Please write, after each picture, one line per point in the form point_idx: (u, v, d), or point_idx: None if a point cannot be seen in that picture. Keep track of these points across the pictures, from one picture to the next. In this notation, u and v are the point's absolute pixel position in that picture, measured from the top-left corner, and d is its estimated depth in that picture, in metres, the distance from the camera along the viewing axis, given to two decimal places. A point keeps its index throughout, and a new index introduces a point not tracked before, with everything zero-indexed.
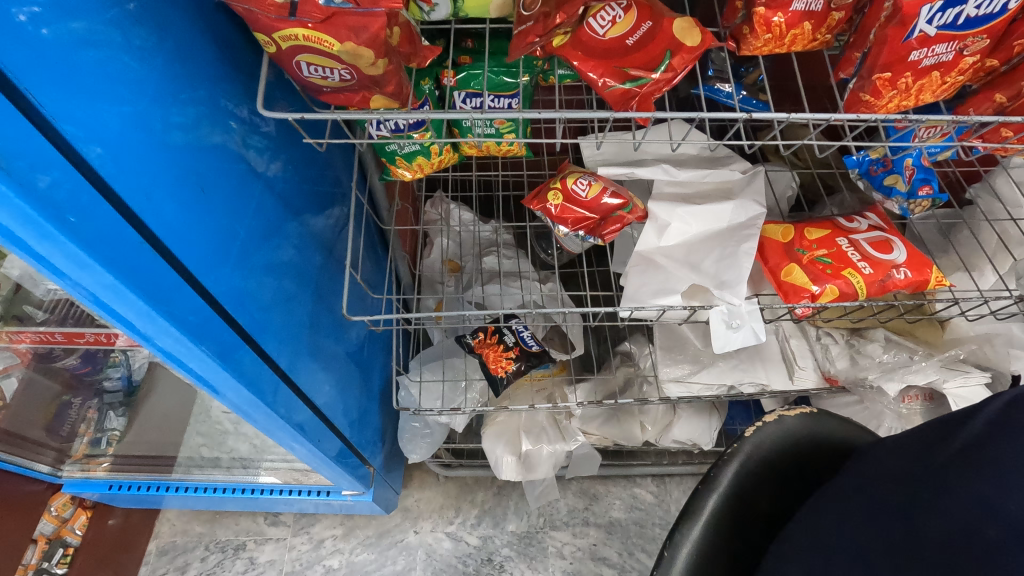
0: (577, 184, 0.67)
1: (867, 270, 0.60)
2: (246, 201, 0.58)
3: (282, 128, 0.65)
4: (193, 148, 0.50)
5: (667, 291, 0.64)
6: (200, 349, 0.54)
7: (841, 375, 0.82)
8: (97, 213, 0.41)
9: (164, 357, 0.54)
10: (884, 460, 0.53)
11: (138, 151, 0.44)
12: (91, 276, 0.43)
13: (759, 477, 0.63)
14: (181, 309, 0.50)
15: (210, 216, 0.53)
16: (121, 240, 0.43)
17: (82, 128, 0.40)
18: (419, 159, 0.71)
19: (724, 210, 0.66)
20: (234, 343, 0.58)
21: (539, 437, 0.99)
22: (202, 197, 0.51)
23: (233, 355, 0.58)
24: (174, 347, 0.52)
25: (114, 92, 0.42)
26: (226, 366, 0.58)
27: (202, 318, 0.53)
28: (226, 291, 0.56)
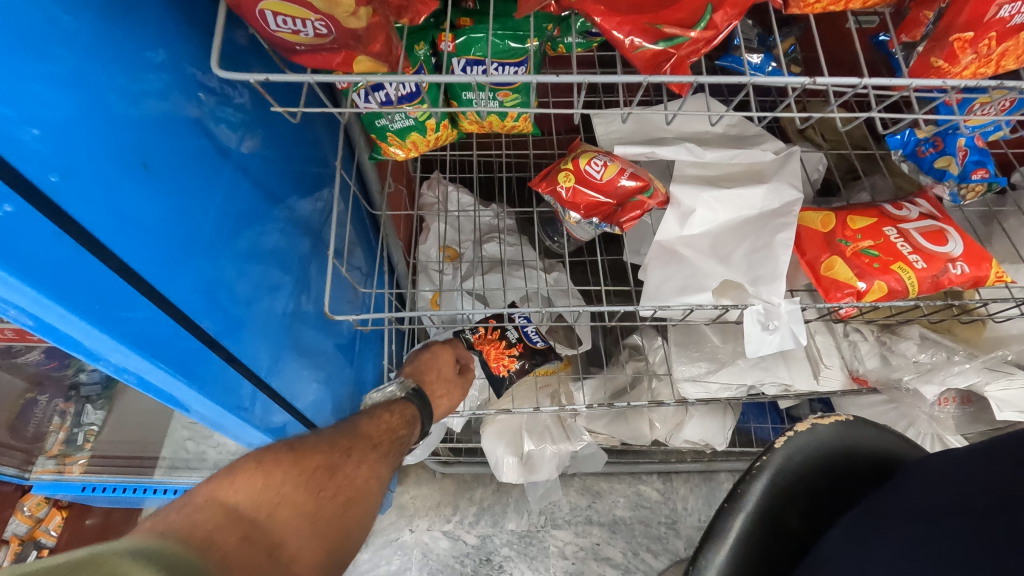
0: (591, 164, 0.59)
1: (919, 265, 0.53)
2: (215, 188, 0.51)
3: (257, 99, 0.58)
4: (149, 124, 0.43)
5: (695, 287, 0.56)
6: (158, 364, 0.47)
7: (871, 376, 0.76)
8: (20, 211, 0.34)
9: (120, 374, 0.48)
10: (949, 492, 0.49)
11: (81, 132, 0.37)
12: (9, 289, 0.36)
13: (791, 492, 0.57)
14: (130, 321, 0.43)
15: (170, 208, 0.45)
16: (49, 244, 0.36)
17: (7, 107, 0.32)
18: (413, 135, 0.63)
19: (754, 195, 0.59)
20: (200, 353, 0.51)
21: (542, 437, 0.93)
22: (160, 185, 0.44)
23: (198, 367, 0.51)
24: (126, 362, 0.46)
25: (49, 63, 0.34)
26: (190, 380, 0.51)
27: (157, 330, 0.46)
28: (197, 296, 0.49)
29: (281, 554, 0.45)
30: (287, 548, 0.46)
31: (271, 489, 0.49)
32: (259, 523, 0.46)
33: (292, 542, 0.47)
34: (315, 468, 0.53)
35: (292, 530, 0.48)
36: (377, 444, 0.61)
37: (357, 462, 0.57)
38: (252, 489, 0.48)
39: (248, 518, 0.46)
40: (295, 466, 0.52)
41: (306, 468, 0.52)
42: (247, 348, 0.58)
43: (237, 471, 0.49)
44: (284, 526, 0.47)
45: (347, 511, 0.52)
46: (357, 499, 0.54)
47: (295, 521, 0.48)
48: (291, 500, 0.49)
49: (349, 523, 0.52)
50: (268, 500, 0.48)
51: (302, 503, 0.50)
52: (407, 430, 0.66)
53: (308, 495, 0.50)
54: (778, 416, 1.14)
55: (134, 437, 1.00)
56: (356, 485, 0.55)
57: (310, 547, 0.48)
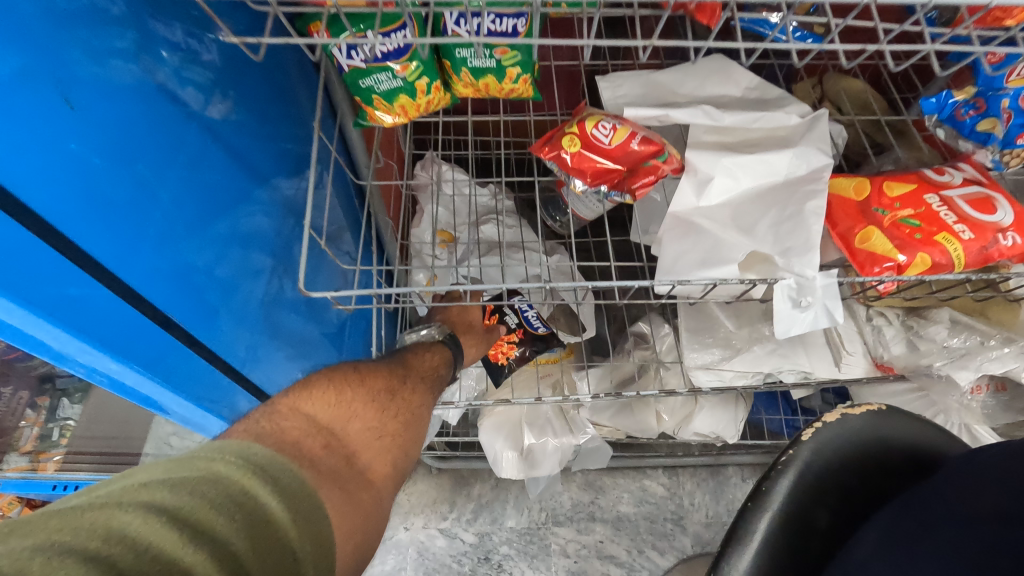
0: (598, 128, 0.53)
1: (966, 236, 0.48)
2: (191, 165, 0.46)
3: (230, 53, 0.50)
4: (106, 88, 0.36)
5: (717, 261, 0.50)
6: (116, 356, 0.42)
7: (897, 363, 0.71)
8: None
9: (90, 373, 0.45)
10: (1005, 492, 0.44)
11: (26, 105, 0.31)
12: None
13: (820, 489, 0.51)
14: (79, 309, 0.38)
15: (134, 185, 0.39)
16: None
17: None
18: (401, 98, 0.57)
19: (780, 160, 0.53)
20: (171, 346, 0.47)
21: (543, 430, 0.88)
22: (121, 159, 0.38)
23: (162, 358, 0.47)
24: (76, 352, 0.41)
25: None
26: (159, 374, 0.47)
27: (114, 321, 0.41)
28: (169, 286, 0.44)
29: (358, 463, 0.48)
30: (362, 458, 0.49)
31: (343, 404, 0.51)
32: (335, 434, 0.48)
33: (368, 454, 0.50)
34: (379, 389, 0.55)
35: (365, 443, 0.50)
36: (429, 376, 0.62)
37: (413, 387, 0.58)
38: (327, 405, 0.50)
39: (327, 429, 0.48)
40: (362, 388, 0.53)
41: (371, 388, 0.54)
42: (230, 336, 0.53)
43: (311, 388, 0.51)
44: (358, 439, 0.50)
45: (406, 432, 0.54)
46: (415, 420, 0.55)
47: (366, 436, 0.51)
48: (360, 416, 0.51)
49: (409, 442, 0.54)
50: (341, 414, 0.50)
51: (370, 418, 0.52)
52: (452, 364, 0.66)
53: (375, 413, 0.52)
54: (790, 408, 1.09)
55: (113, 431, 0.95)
56: (413, 408, 0.56)
57: (381, 460, 0.50)
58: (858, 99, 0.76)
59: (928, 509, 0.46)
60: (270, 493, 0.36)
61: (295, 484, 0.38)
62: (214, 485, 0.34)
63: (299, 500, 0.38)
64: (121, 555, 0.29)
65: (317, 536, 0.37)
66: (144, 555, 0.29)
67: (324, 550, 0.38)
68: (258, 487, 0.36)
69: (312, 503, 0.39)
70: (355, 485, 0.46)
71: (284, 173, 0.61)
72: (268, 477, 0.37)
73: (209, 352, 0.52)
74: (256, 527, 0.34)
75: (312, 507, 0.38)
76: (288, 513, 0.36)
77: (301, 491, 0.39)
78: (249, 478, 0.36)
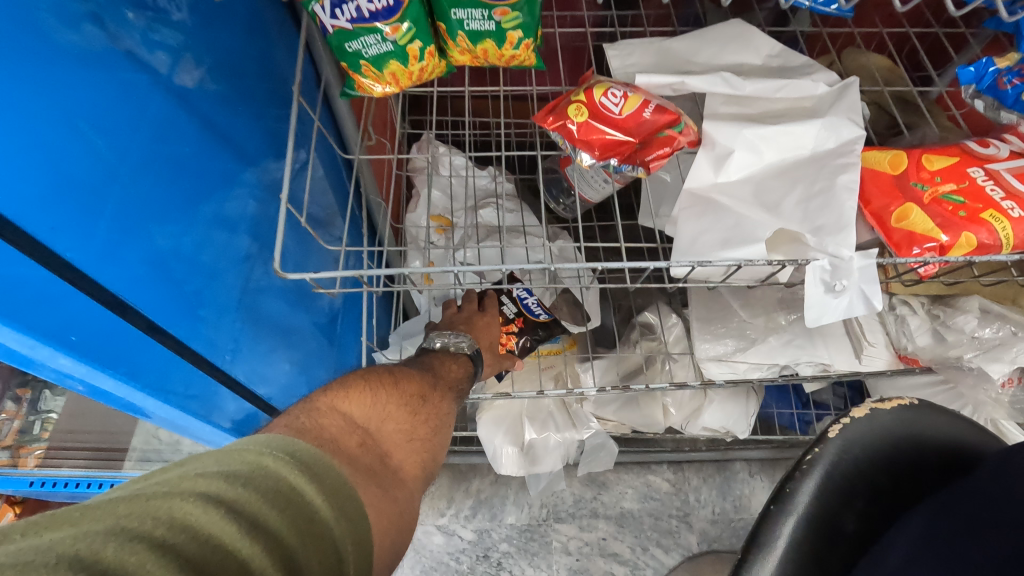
0: (608, 96, 0.49)
1: (1016, 213, 0.43)
2: (163, 143, 0.41)
3: (201, 15, 0.45)
4: (59, 48, 0.32)
5: (741, 241, 0.45)
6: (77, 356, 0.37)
7: (923, 355, 0.66)
8: None
9: (61, 375, 0.42)
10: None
11: None
12: None
13: (847, 491, 0.47)
14: (25, 300, 0.34)
15: (94, 162, 0.35)
16: None
17: None
18: (392, 64, 0.52)
19: (807, 132, 0.48)
20: (145, 344, 0.43)
21: (545, 424, 0.84)
22: (80, 132, 0.34)
23: (133, 355, 0.42)
24: (25, 348, 0.36)
25: None
26: (134, 375, 0.43)
27: (70, 313, 0.36)
28: (141, 279, 0.40)
29: (391, 464, 0.46)
30: (393, 459, 0.47)
31: (375, 405, 0.49)
32: (368, 433, 0.46)
33: (399, 454, 0.48)
34: (412, 393, 0.52)
35: (396, 443, 0.48)
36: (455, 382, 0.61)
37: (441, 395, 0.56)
38: (363, 404, 0.48)
39: (361, 427, 0.46)
40: (395, 389, 0.51)
41: (403, 393, 0.52)
42: (212, 332, 0.49)
43: (347, 387, 0.49)
44: (390, 441, 0.48)
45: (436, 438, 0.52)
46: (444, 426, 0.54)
47: (397, 438, 0.49)
48: (394, 417, 0.49)
49: (438, 447, 0.52)
50: (376, 415, 0.48)
51: (403, 421, 0.50)
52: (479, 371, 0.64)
53: (407, 416, 0.50)
54: (801, 401, 1.04)
55: None
56: (442, 416, 0.54)
57: (412, 462, 0.49)
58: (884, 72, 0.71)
59: (967, 512, 0.42)
60: (316, 485, 0.34)
61: (338, 477, 0.36)
62: (260, 475, 0.32)
63: (343, 493, 0.35)
64: (179, 543, 0.27)
65: (360, 533, 0.35)
66: (204, 544, 0.27)
67: (367, 545, 0.35)
68: (303, 478, 0.34)
69: (357, 498, 0.36)
70: (392, 485, 0.44)
71: (268, 154, 0.56)
72: (312, 469, 0.35)
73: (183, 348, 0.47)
74: (304, 521, 0.32)
75: (356, 502, 0.36)
76: (332, 507, 0.34)
77: (344, 483, 0.36)
78: (295, 470, 0.34)
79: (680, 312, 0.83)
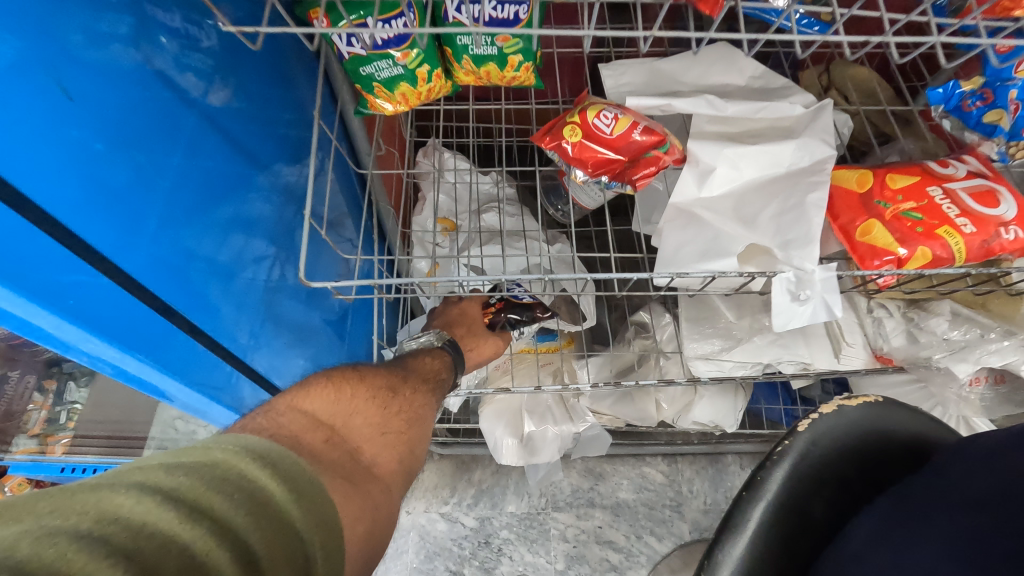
0: (600, 117, 0.53)
1: (968, 230, 0.47)
2: (184, 147, 0.45)
3: (228, 43, 0.50)
4: (100, 68, 0.36)
5: (716, 253, 0.51)
6: (115, 342, 0.42)
7: (897, 354, 0.71)
8: None
9: (92, 363, 0.45)
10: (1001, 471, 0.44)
11: (21, 86, 0.31)
12: None
13: (815, 480, 0.52)
14: (63, 285, 0.37)
15: (127, 164, 0.39)
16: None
17: None
18: (402, 85, 0.57)
19: (783, 151, 0.53)
20: (169, 333, 0.47)
21: (544, 417, 0.88)
22: (116, 138, 0.38)
23: (156, 343, 0.46)
24: (57, 332, 0.40)
25: None
26: (161, 362, 0.47)
27: (98, 301, 0.40)
28: (161, 270, 0.44)
29: (362, 459, 0.48)
30: (365, 454, 0.49)
31: (344, 400, 0.51)
32: (334, 429, 0.48)
33: (371, 449, 0.50)
34: (380, 387, 0.56)
35: (367, 437, 0.50)
36: (431, 378, 0.64)
37: (414, 391, 0.60)
38: (326, 401, 0.50)
39: (326, 424, 0.48)
40: (361, 384, 0.54)
41: (372, 390, 0.55)
42: (228, 326, 0.53)
43: (310, 386, 0.51)
44: (358, 433, 0.50)
45: (412, 429, 0.55)
46: (419, 421, 0.57)
47: (366, 431, 0.50)
48: (362, 412, 0.52)
49: (415, 438, 0.55)
50: (343, 410, 0.50)
51: (372, 415, 0.52)
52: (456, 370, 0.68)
53: (378, 409, 0.53)
54: (790, 398, 1.09)
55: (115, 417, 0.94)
56: (416, 408, 0.58)
57: (386, 455, 0.50)
58: (864, 87, 0.75)
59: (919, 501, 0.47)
60: (277, 477, 0.34)
61: (303, 471, 0.36)
62: (216, 467, 0.32)
63: (307, 486, 0.35)
64: (108, 533, 0.27)
65: (324, 525, 0.35)
66: (139, 533, 0.27)
67: (335, 530, 0.35)
68: (262, 471, 0.34)
69: (321, 483, 0.36)
70: (361, 476, 0.45)
71: (282, 163, 0.61)
72: (275, 463, 0.35)
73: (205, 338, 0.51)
74: (262, 511, 0.32)
75: (320, 490, 0.36)
76: (293, 498, 0.34)
77: (308, 476, 0.36)
78: (255, 464, 0.34)
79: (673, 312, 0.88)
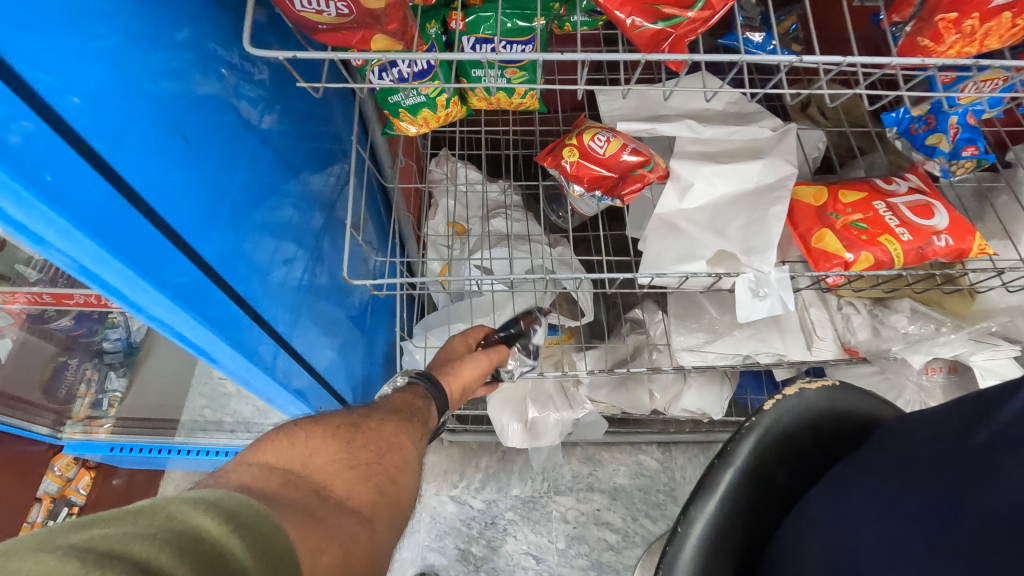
0: (594, 140, 0.63)
1: (905, 238, 0.56)
2: (238, 155, 0.53)
3: (276, 75, 0.59)
4: (176, 89, 0.44)
5: (691, 257, 0.60)
6: (194, 317, 0.50)
7: (862, 347, 0.79)
8: (81, 177, 0.36)
9: (164, 332, 0.52)
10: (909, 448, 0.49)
11: (121, 105, 0.39)
12: (74, 246, 0.38)
13: (779, 451, 0.60)
14: (155, 263, 0.44)
15: (196, 167, 0.47)
16: (104, 204, 0.38)
17: (58, 76, 0.34)
18: (424, 111, 0.65)
19: (751, 169, 0.61)
20: (229, 310, 0.54)
21: (546, 405, 0.97)
22: (188, 146, 0.46)
23: (221, 317, 0.53)
24: (144, 305, 0.46)
25: (90, 27, 0.35)
26: (223, 335, 0.54)
27: (179, 279, 0.47)
28: (219, 255, 0.51)
29: (330, 496, 0.47)
30: (335, 490, 0.48)
31: (305, 443, 0.51)
32: (295, 473, 0.48)
33: (339, 484, 0.49)
34: (339, 425, 0.54)
35: (335, 474, 0.50)
36: (406, 403, 0.63)
37: (382, 422, 0.58)
38: (282, 449, 0.49)
39: (285, 468, 0.47)
40: (318, 425, 0.53)
41: (334, 428, 0.54)
42: (269, 308, 0.61)
43: (262, 443, 0.50)
44: (323, 472, 0.49)
45: (385, 458, 0.54)
46: (394, 450, 0.56)
47: (331, 469, 0.50)
48: (324, 452, 0.51)
49: (391, 467, 0.54)
50: (300, 453, 0.49)
51: (336, 452, 0.51)
52: (430, 395, 0.66)
53: (341, 446, 0.52)
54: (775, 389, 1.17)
55: (155, 402, 1.03)
56: (389, 437, 0.56)
57: (359, 490, 0.49)
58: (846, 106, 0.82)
59: None
60: (219, 519, 0.33)
61: (251, 508, 0.36)
62: (152, 520, 0.32)
63: (256, 522, 0.35)
64: None
65: (279, 557, 0.34)
66: None
67: (278, 554, 0.35)
68: (202, 515, 0.33)
69: (261, 514, 0.36)
70: (326, 514, 0.44)
71: (313, 173, 0.69)
72: (216, 506, 0.34)
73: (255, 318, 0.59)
74: (207, 557, 0.31)
75: (271, 523, 0.36)
76: (240, 538, 0.33)
77: (256, 510, 0.36)
78: (193, 509, 0.33)
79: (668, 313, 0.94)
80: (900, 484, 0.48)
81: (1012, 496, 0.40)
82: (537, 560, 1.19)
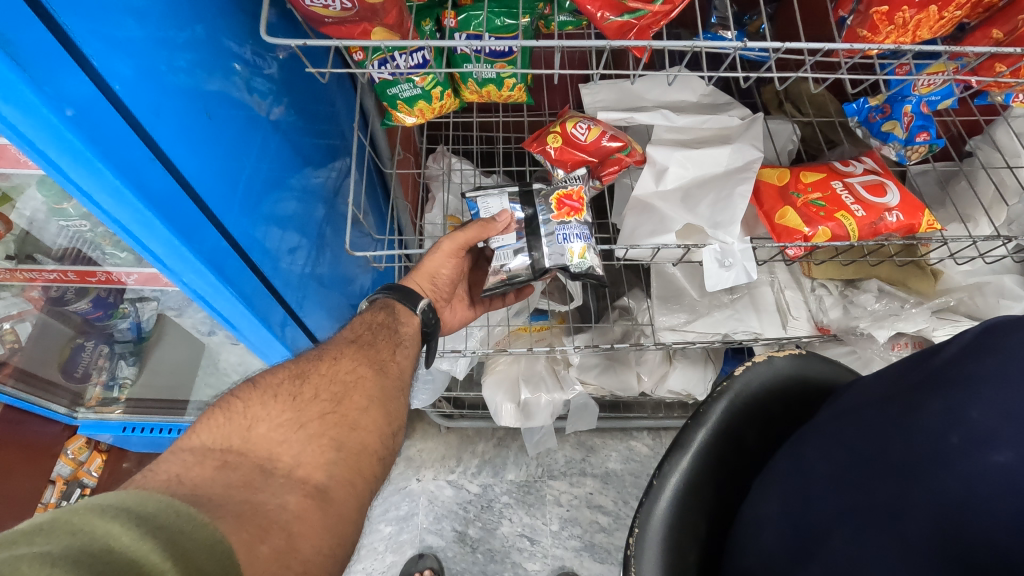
0: (577, 128, 0.69)
1: (859, 213, 0.63)
2: (256, 140, 0.58)
3: (288, 68, 0.63)
4: (202, 77, 0.49)
5: (663, 230, 0.66)
6: (218, 281, 0.55)
7: (833, 324, 0.84)
8: (126, 144, 0.42)
9: (191, 295, 0.58)
10: (856, 396, 0.49)
11: (156, 87, 0.44)
12: (120, 203, 0.45)
13: (749, 414, 0.60)
14: (189, 226, 0.50)
15: (220, 146, 0.52)
16: (143, 167, 0.44)
17: (108, 61, 0.40)
18: (420, 103, 0.71)
19: (721, 154, 0.67)
20: (247, 276, 0.59)
21: (538, 386, 1.03)
22: (213, 127, 0.51)
23: (242, 281, 0.58)
24: (175, 264, 0.52)
25: (131, 16, 0.41)
26: (243, 300, 0.59)
27: (207, 244, 0.52)
28: (238, 227, 0.56)
29: (276, 469, 0.48)
30: (284, 460, 0.49)
31: (246, 414, 0.52)
32: (236, 451, 0.48)
33: (285, 450, 0.50)
34: (280, 384, 0.56)
35: (283, 438, 0.51)
36: (370, 333, 0.66)
37: (336, 363, 0.60)
38: (218, 428, 0.50)
39: (224, 449, 0.48)
40: (257, 391, 0.54)
41: (276, 389, 0.55)
42: (282, 282, 0.65)
43: (200, 420, 0.51)
44: (268, 441, 0.50)
45: (341, 404, 0.56)
46: (353, 390, 0.58)
47: (277, 436, 0.51)
48: (267, 419, 0.52)
49: (349, 412, 0.56)
50: (240, 427, 0.50)
51: (281, 415, 0.52)
52: (393, 305, 0.70)
53: (288, 405, 0.53)
54: None
55: (164, 385, 1.08)
56: (344, 377, 0.59)
57: (309, 453, 0.51)
58: (816, 102, 0.86)
59: None
60: (128, 524, 0.35)
61: (168, 508, 0.37)
62: (53, 537, 0.33)
63: (173, 521, 0.37)
64: None
65: (198, 552, 0.36)
66: None
67: (198, 554, 0.36)
68: (110, 523, 0.35)
69: (182, 511, 0.38)
70: (265, 496, 0.45)
71: (320, 164, 0.73)
72: (126, 511, 0.36)
73: (269, 286, 0.64)
74: (112, 564, 0.32)
75: (191, 520, 0.38)
76: (155, 540, 0.35)
77: (173, 510, 0.37)
78: (99, 519, 0.35)
79: (669, 287, 0.90)
80: (832, 433, 0.47)
81: (930, 423, 0.42)
82: (532, 542, 1.23)
